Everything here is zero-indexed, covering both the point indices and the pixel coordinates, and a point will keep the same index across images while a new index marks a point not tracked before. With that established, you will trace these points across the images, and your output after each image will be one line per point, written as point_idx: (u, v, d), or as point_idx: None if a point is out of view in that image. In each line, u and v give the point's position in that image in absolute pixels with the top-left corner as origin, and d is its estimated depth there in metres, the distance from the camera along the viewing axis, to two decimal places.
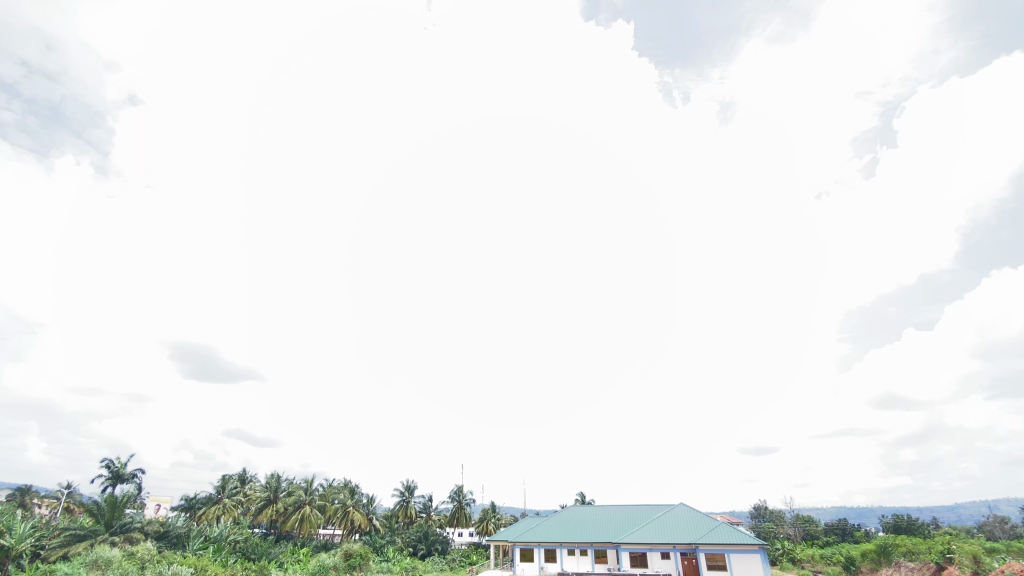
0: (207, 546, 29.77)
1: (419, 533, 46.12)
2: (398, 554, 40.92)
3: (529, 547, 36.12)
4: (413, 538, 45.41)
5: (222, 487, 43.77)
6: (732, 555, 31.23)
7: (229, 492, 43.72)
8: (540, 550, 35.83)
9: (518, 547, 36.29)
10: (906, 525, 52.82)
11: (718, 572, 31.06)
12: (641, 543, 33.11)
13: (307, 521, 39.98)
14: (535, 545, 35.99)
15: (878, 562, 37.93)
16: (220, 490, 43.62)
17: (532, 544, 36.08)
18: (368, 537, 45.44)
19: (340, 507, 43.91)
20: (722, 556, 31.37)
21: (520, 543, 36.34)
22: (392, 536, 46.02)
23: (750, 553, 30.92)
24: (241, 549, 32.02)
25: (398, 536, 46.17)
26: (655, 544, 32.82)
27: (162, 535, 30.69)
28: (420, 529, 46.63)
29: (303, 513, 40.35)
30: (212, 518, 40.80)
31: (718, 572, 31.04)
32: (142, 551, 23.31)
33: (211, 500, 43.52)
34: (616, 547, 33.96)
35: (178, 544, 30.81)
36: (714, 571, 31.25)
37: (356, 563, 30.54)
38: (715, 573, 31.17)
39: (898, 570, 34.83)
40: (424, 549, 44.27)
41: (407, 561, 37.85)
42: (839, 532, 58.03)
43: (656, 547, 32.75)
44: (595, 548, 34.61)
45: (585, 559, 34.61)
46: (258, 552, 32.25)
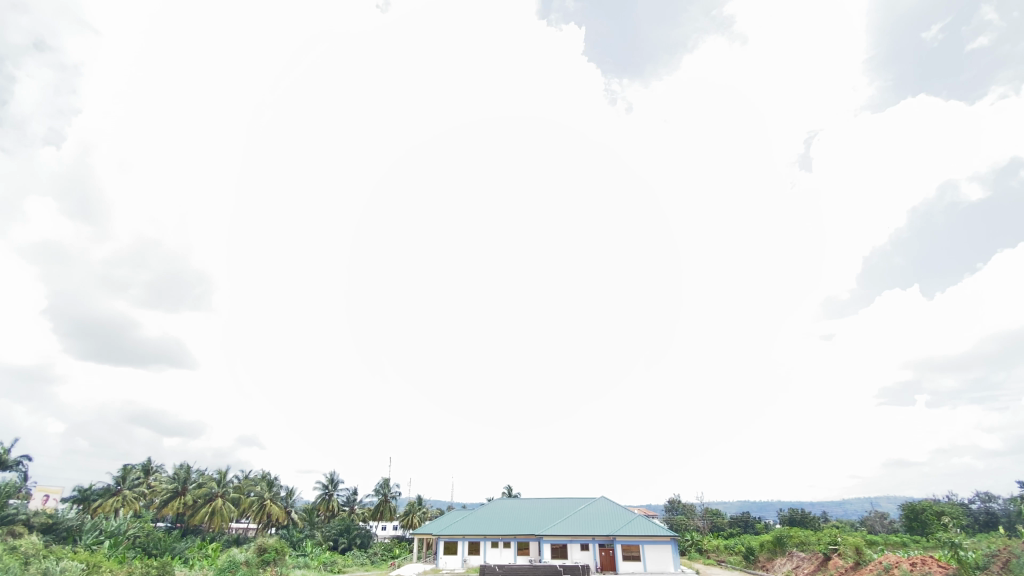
0: (102, 540, 27.41)
1: (340, 526, 44.87)
2: (316, 548, 39.57)
3: (452, 540, 36.25)
4: (333, 532, 44.18)
5: (122, 477, 40.40)
6: (646, 546, 32.96)
7: (130, 483, 40.43)
8: (464, 543, 36.07)
9: (442, 540, 36.31)
10: (799, 517, 58.11)
11: (633, 563, 32.66)
12: (562, 535, 34.21)
13: (217, 514, 37.82)
14: (459, 538, 36.17)
15: (774, 551, 41.50)
16: (120, 480, 40.23)
17: (456, 537, 36.21)
18: (285, 531, 43.66)
19: (255, 500, 41.83)
20: (637, 547, 33.04)
21: (444, 536, 36.35)
22: (311, 530, 44.52)
23: (663, 544, 32.81)
24: (141, 544, 29.75)
25: (317, 530, 44.74)
26: (576, 536, 34.00)
27: (50, 528, 27.93)
28: (342, 522, 45.38)
29: (214, 506, 38.07)
30: (109, 511, 37.57)
31: (632, 562, 32.66)
32: (27, 545, 21.08)
33: (109, 492, 40.06)
34: (538, 539, 34.85)
35: (68, 538, 28.13)
36: (629, 562, 32.81)
37: (270, 558, 29.28)
38: (630, 563, 32.75)
39: (791, 559, 38.36)
40: (344, 543, 43.16)
41: (325, 556, 36.70)
42: (742, 524, 62.82)
43: (577, 539, 33.95)
44: (518, 540, 35.30)
45: (508, 551, 35.26)
46: (161, 547, 30.13)
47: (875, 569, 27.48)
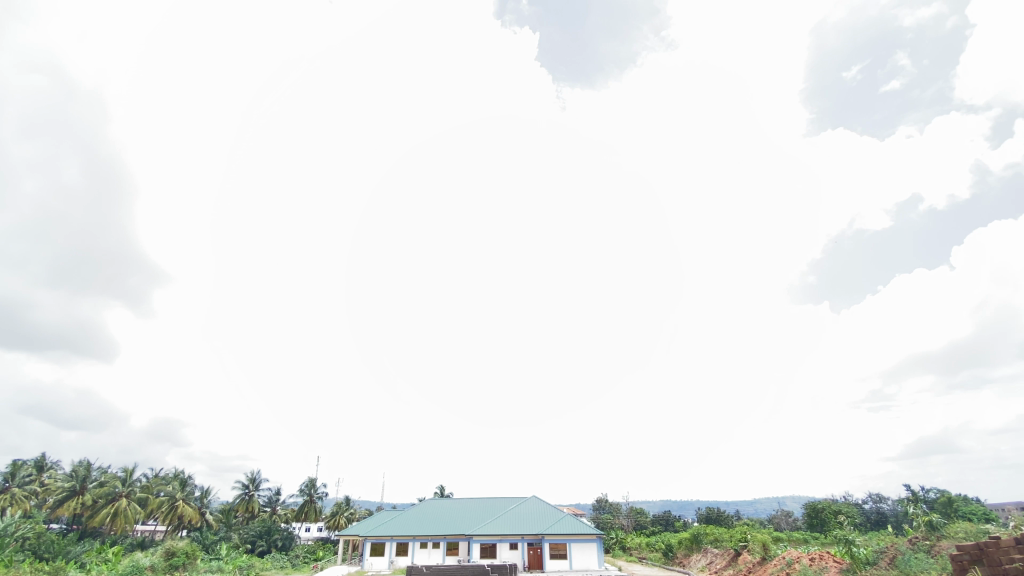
0: None
1: (260, 528, 42.80)
2: (231, 552, 37.50)
3: (380, 541, 35.57)
4: (252, 534, 42.06)
5: (11, 475, 36.50)
6: (572, 544, 33.90)
7: (18, 481, 36.57)
8: (392, 544, 35.49)
9: (369, 541, 35.55)
10: (715, 516, 61.77)
11: (559, 561, 33.46)
12: (492, 535, 34.47)
13: (121, 515, 35.04)
14: (387, 539, 35.55)
15: (690, 548, 44.03)
16: (7, 478, 36.30)
17: (383, 538, 35.57)
18: (197, 534, 41.04)
19: (166, 500, 39.07)
20: (564, 545, 33.92)
21: (371, 538, 35.58)
22: (227, 532, 42.13)
23: (589, 542, 33.89)
24: (29, 547, 27.02)
25: (234, 532, 42.40)
26: (505, 535, 34.37)
27: None
28: (262, 524, 43.28)
29: (117, 507, 35.24)
30: None
31: (559, 560, 33.47)
32: None
33: None
34: (467, 539, 34.90)
35: None
36: (555, 560, 33.59)
37: (180, 562, 27.53)
38: (556, 562, 33.54)
39: (705, 555, 40.83)
40: (263, 546, 41.21)
41: (241, 559, 34.84)
42: (664, 522, 65.93)
43: (506, 538, 34.33)
44: (447, 540, 35.20)
45: (436, 552, 35.07)
46: (54, 551, 27.52)
47: (779, 563, 29.75)
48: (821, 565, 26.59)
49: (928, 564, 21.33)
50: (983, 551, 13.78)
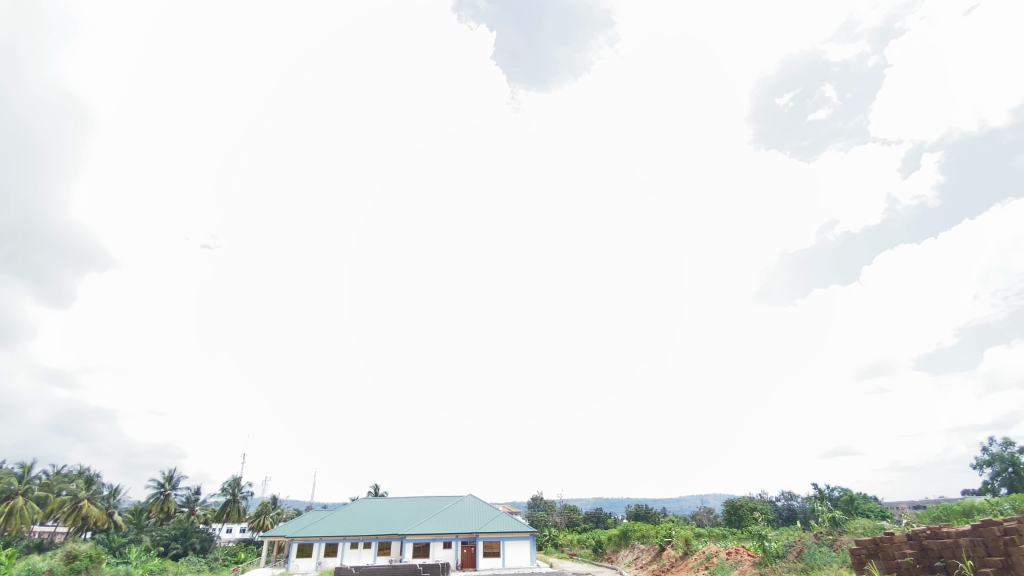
0: None
1: (175, 530, 40.15)
2: (141, 554, 34.91)
3: (308, 542, 34.39)
4: (166, 536, 39.32)
5: None
6: (506, 542, 34.27)
7: None
8: (320, 545, 34.44)
9: (296, 542, 34.26)
10: (643, 512, 64.43)
11: (492, 559, 33.69)
12: (426, 534, 34.20)
13: (16, 515, 31.81)
14: (315, 540, 34.42)
15: (619, 544, 45.80)
16: None
17: (312, 538, 34.41)
18: (103, 536, 37.89)
19: (68, 499, 35.82)
20: (497, 543, 34.21)
21: (299, 538, 34.35)
22: (137, 534, 39.19)
23: (522, 539, 34.39)
24: None
25: (145, 534, 39.49)
26: (439, 535, 34.21)
27: None
28: (177, 526, 40.58)
29: (11, 506, 31.96)
30: None
31: (492, 558, 33.69)
32: None
33: None
34: (400, 539, 34.44)
35: None
36: (488, 558, 33.78)
37: (83, 566, 25.36)
38: (489, 560, 33.74)
39: (632, 550, 42.53)
40: (178, 549, 38.68)
41: (153, 563, 32.53)
42: (595, 519, 67.91)
43: (440, 537, 34.18)
44: (379, 540, 34.57)
45: (367, 553, 34.35)
46: None
47: (699, 558, 31.53)
48: (737, 559, 28.42)
49: (830, 558, 23.37)
50: (878, 546, 15.28)
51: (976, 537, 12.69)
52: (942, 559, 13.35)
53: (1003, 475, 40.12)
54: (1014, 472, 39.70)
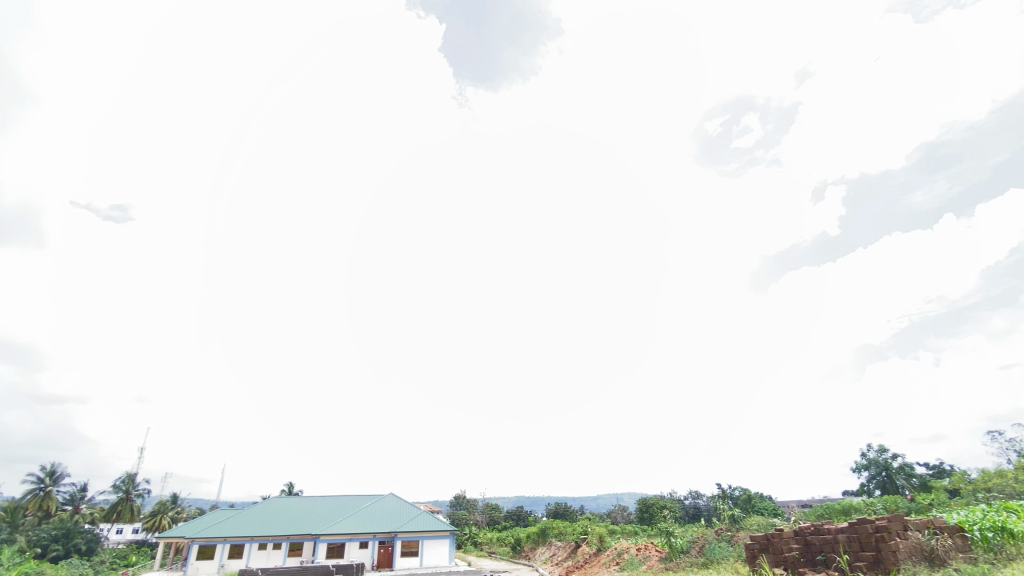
0: None
1: (56, 530, 36.22)
2: (14, 556, 31.21)
3: (210, 543, 32.29)
4: (44, 536, 35.35)
5: None
6: (425, 541, 34.08)
7: None
8: (225, 546, 32.46)
9: (197, 544, 32.08)
10: (562, 510, 66.31)
11: (410, 558, 33.35)
12: (341, 534, 33.22)
13: None
14: (219, 540, 32.41)
15: (537, 542, 46.98)
16: None
17: (215, 539, 32.37)
18: None
19: None
20: (416, 543, 33.94)
21: (200, 539, 32.19)
22: (9, 534, 34.97)
23: (441, 538, 34.36)
24: None
25: (19, 534, 35.29)
26: (355, 534, 33.36)
27: None
28: (59, 525, 36.63)
29: None
30: None
31: (409, 558, 33.36)
32: None
33: None
34: (313, 539, 33.21)
35: None
36: (406, 558, 33.41)
37: None
38: (407, 559, 33.37)
39: (549, 547, 43.81)
40: (58, 551, 34.90)
41: (28, 566, 29.19)
42: (515, 517, 68.99)
43: (356, 537, 33.35)
44: (290, 540, 33.17)
45: (277, 554, 32.81)
46: None
47: (611, 553, 33.10)
48: (646, 554, 30.14)
49: (729, 552, 25.46)
50: (769, 541, 16.96)
51: (852, 533, 14.38)
52: (823, 553, 15.06)
53: (877, 478, 45.37)
54: (886, 475, 45.04)
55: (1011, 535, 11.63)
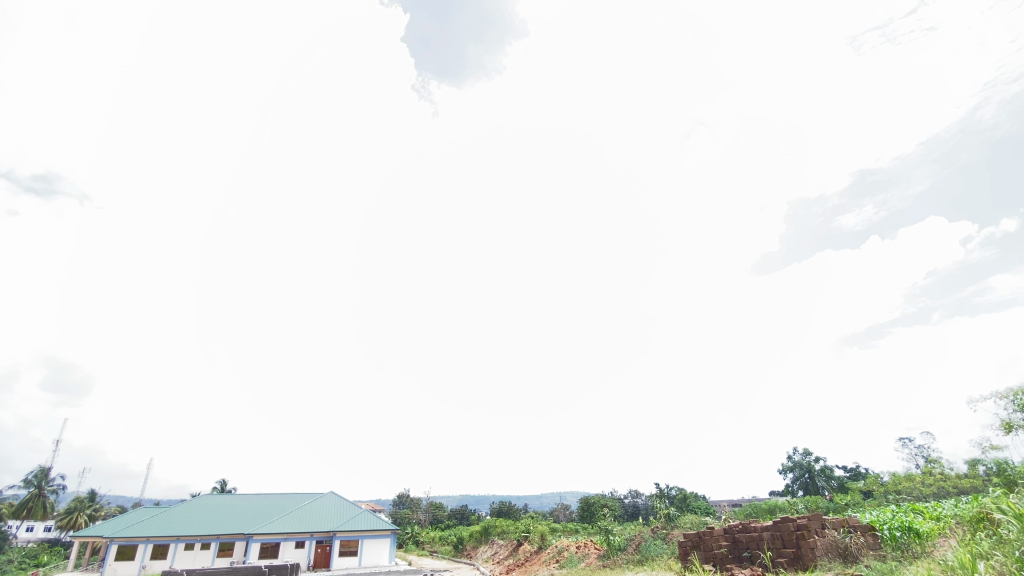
0: None
1: None
2: None
3: (131, 543, 30.39)
4: None
5: None
6: (364, 541, 33.47)
7: None
8: (147, 546, 30.63)
9: (116, 544, 30.11)
10: (506, 509, 66.79)
11: (348, 558, 32.64)
12: (276, 534, 32.05)
13: None
14: (141, 540, 30.55)
15: (479, 540, 47.16)
16: None
17: (136, 539, 30.50)
18: None
19: None
20: (355, 542, 33.27)
21: (120, 539, 30.23)
22: None
23: (382, 538, 33.84)
24: None
25: None
26: (291, 534, 32.28)
27: None
28: None
29: None
30: None
31: (348, 557, 32.65)
32: None
33: None
34: (245, 539, 31.86)
35: None
36: (344, 557, 32.67)
37: None
38: (345, 559, 32.62)
39: (491, 546, 44.09)
40: None
41: None
42: (458, 516, 68.85)
43: (291, 537, 32.26)
44: (220, 540, 31.70)
45: (204, 554, 31.24)
46: None
47: (552, 551, 33.77)
48: (585, 552, 30.96)
49: (663, 549, 26.60)
50: (701, 539, 17.85)
51: (776, 531, 15.40)
52: (749, 550, 16.02)
53: (801, 479, 48.55)
54: (808, 477, 48.24)
55: (916, 535, 12.76)
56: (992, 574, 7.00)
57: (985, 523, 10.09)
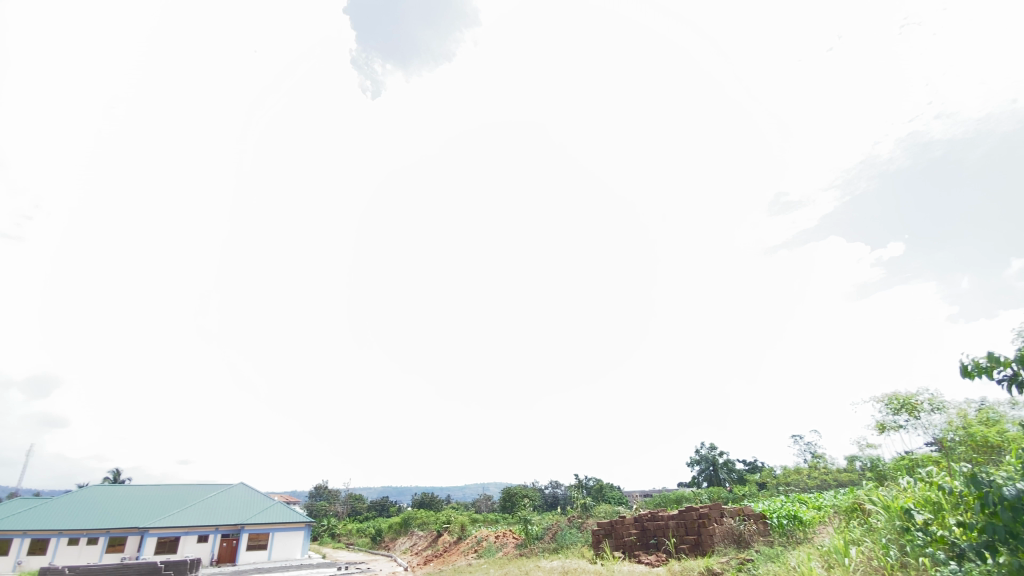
0: None
1: None
2: None
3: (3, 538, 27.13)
4: None
5: None
6: (275, 534, 31.95)
7: None
8: (22, 541, 27.47)
9: None
10: (427, 500, 66.38)
11: (256, 552, 31.03)
12: (176, 527, 29.77)
13: None
14: (15, 535, 27.33)
15: (398, 531, 46.60)
16: None
17: (10, 534, 27.26)
18: None
19: None
20: (265, 535, 31.69)
21: None
22: None
23: (294, 530, 32.45)
24: None
25: None
26: (193, 527, 30.15)
27: None
28: None
29: None
30: None
31: (256, 551, 31.02)
32: None
33: None
34: (140, 533, 29.32)
35: None
36: (252, 551, 31.02)
37: None
38: (253, 553, 30.97)
39: (410, 537, 43.73)
40: None
41: None
42: (378, 507, 67.56)
43: (194, 530, 30.13)
44: (111, 535, 28.98)
45: (91, 550, 28.42)
46: None
47: (470, 542, 34.06)
48: (503, 541, 31.49)
49: (577, 538, 27.66)
50: (613, 528, 18.69)
51: (680, 520, 16.44)
52: (655, 537, 16.98)
53: (706, 471, 52.11)
54: (712, 469, 51.91)
55: (800, 522, 14.09)
56: (859, 558, 7.86)
57: (858, 512, 11.30)
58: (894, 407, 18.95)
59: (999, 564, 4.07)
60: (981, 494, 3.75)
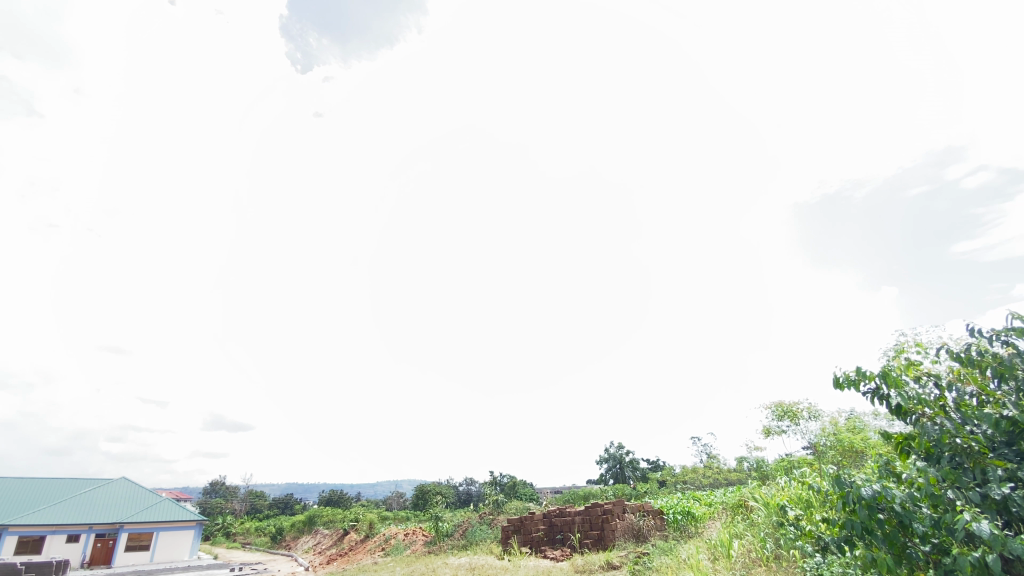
0: None
1: None
2: None
3: None
4: None
5: None
6: (160, 533, 29.43)
7: None
8: None
9: None
10: (335, 497, 64.06)
11: (136, 553, 28.40)
12: (41, 526, 26.54)
13: None
14: None
15: (301, 530, 44.61)
16: None
17: None
18: None
19: None
20: (148, 535, 29.10)
21: None
22: None
23: (182, 530, 30.06)
24: None
25: None
26: (62, 526, 27.03)
27: None
28: None
29: None
30: None
31: (136, 553, 28.41)
32: None
33: None
34: None
35: None
36: (131, 553, 28.34)
37: None
38: (132, 555, 28.31)
39: (314, 536, 42.03)
40: None
41: None
42: (281, 505, 64.19)
43: (62, 529, 27.03)
44: None
45: None
46: None
47: (378, 540, 33.44)
48: (412, 539, 31.22)
49: (487, 534, 28.08)
50: (522, 524, 19.23)
51: (587, 516, 17.29)
52: (562, 532, 17.73)
53: (612, 469, 54.82)
54: (619, 467, 54.72)
55: (692, 518, 15.37)
56: (741, 549, 8.81)
57: (742, 508, 12.56)
58: (778, 414, 21.12)
59: (853, 554, 4.82)
60: (843, 494, 4.41)
